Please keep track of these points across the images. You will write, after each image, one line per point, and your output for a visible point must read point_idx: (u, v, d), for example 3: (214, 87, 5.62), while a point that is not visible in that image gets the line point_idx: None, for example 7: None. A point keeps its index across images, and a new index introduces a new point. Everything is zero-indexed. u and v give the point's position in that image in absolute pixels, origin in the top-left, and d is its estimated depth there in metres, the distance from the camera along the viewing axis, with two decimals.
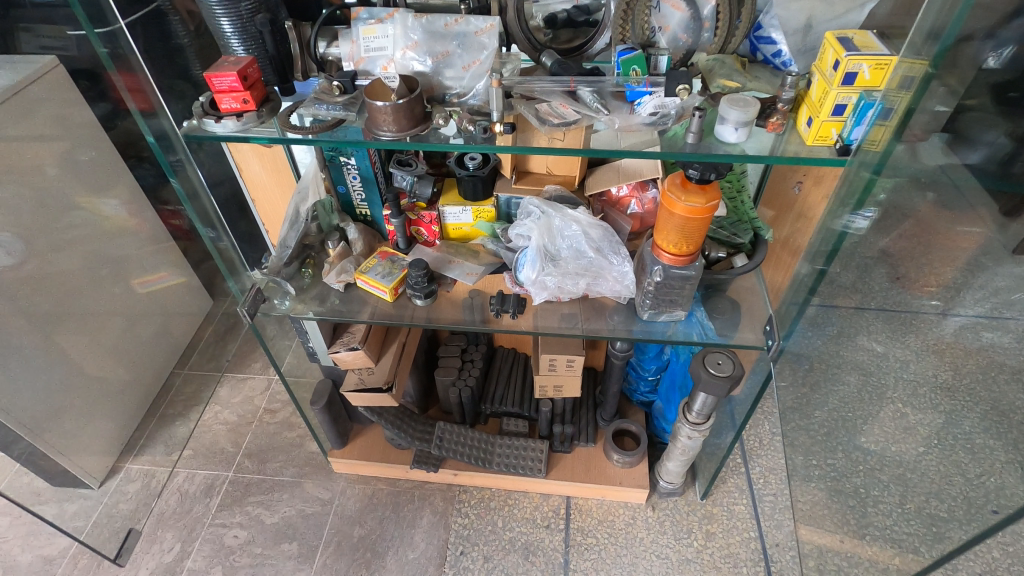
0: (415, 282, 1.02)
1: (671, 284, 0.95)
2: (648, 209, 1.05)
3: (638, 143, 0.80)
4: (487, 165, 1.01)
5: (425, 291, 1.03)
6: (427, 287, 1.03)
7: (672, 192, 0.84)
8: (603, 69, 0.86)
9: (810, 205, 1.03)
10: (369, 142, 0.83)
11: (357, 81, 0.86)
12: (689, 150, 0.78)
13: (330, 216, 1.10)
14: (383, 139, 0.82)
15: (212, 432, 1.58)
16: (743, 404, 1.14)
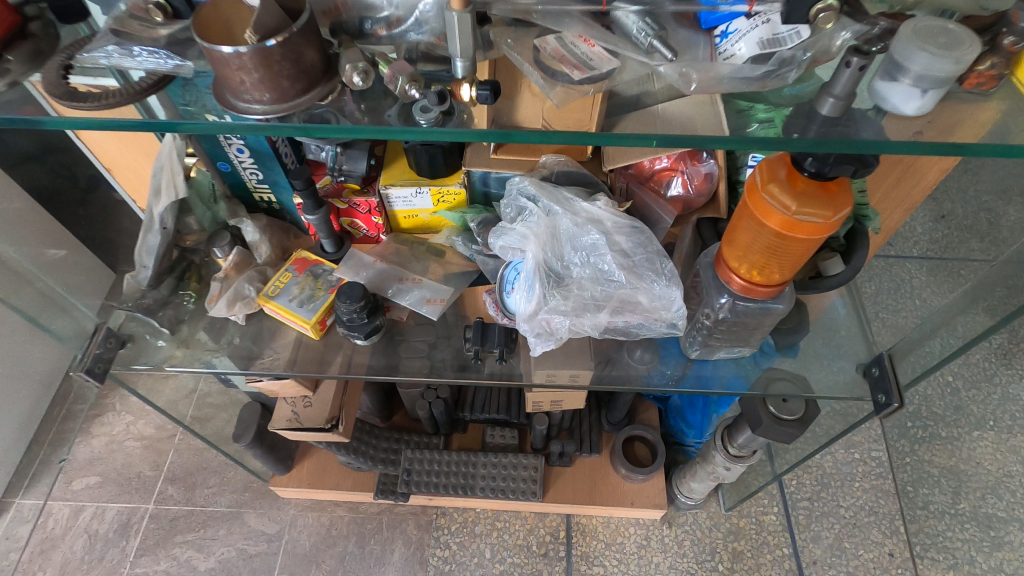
0: (345, 317, 0.67)
1: (741, 321, 0.62)
2: (698, 190, 0.69)
3: (707, 118, 0.46)
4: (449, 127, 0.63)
5: (362, 328, 0.68)
6: (364, 324, 0.68)
7: (770, 194, 0.49)
8: None
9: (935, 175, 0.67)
10: (226, 122, 0.45)
11: None
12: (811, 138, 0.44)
13: (215, 204, 0.72)
14: (252, 119, 0.44)
15: (125, 452, 1.27)
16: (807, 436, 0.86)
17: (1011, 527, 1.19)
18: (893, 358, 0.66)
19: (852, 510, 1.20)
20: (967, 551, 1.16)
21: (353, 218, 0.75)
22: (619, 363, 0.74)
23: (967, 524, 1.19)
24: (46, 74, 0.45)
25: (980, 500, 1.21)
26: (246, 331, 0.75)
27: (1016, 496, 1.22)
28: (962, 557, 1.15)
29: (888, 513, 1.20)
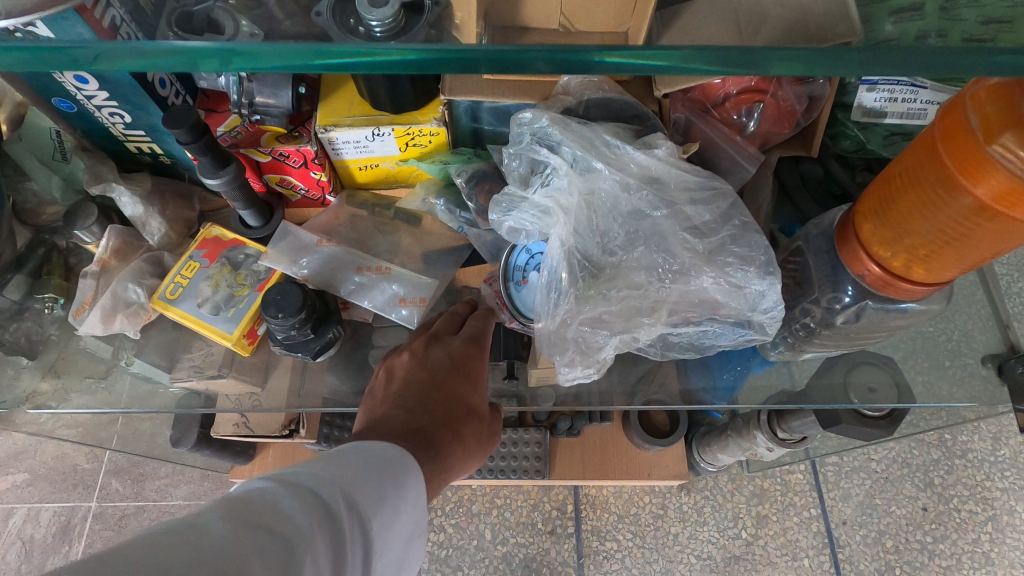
0: (279, 331, 0.46)
1: (863, 322, 0.43)
2: (789, 122, 0.47)
3: None
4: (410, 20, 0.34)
5: (303, 344, 0.48)
6: (304, 339, 0.47)
7: (995, 149, 0.28)
8: None
9: None
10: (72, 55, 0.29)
11: None
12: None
13: (66, 163, 0.48)
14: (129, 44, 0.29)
15: (54, 443, 1.07)
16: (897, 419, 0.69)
17: None
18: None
19: (883, 463, 1.09)
20: (1006, 501, 1.06)
21: (284, 174, 0.51)
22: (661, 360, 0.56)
23: (1007, 472, 1.08)
24: None
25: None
26: (148, 343, 0.53)
27: None
28: (1001, 507, 1.06)
29: (922, 465, 1.08)
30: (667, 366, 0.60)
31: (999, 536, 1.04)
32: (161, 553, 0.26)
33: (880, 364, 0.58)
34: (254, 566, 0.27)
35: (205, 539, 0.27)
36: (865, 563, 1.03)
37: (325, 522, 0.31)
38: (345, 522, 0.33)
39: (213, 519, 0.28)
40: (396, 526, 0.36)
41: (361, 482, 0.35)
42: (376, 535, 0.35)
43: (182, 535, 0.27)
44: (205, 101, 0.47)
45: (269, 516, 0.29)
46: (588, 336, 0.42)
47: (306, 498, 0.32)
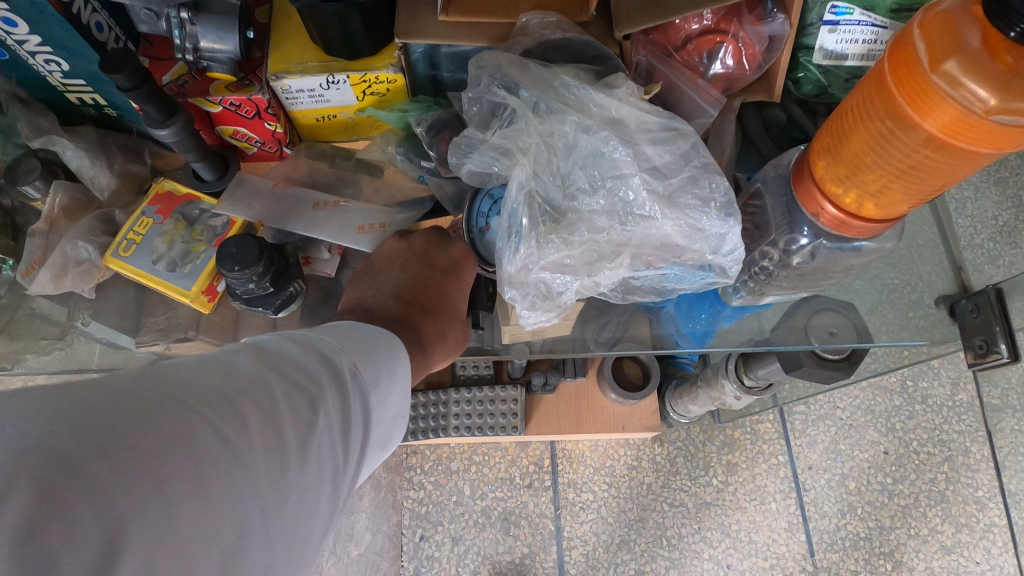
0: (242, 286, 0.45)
1: (821, 262, 0.44)
2: (749, 64, 0.46)
3: None
4: None
5: (267, 297, 0.47)
6: (267, 293, 0.46)
7: (938, 78, 0.28)
8: None
9: None
10: None
11: None
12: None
13: (3, 115, 0.45)
14: None
15: None
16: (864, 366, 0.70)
17: None
18: (1003, 294, 0.51)
19: (847, 411, 1.13)
20: (962, 442, 1.11)
21: (238, 127, 0.49)
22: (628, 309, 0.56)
23: (964, 415, 1.13)
24: None
25: None
26: (105, 304, 0.52)
27: None
28: (958, 449, 1.11)
29: (884, 411, 1.13)
30: (632, 313, 0.61)
31: (956, 475, 1.09)
32: (203, 374, 0.30)
33: (841, 310, 0.60)
34: (278, 404, 0.31)
35: (234, 374, 0.31)
36: (829, 505, 1.07)
37: (332, 381, 0.34)
38: (350, 391, 0.35)
39: (243, 361, 0.32)
40: (393, 402, 0.39)
41: (368, 356, 0.37)
42: (375, 407, 0.37)
43: (211, 368, 0.30)
44: (148, 48, 0.45)
45: (287, 367, 0.33)
46: (551, 279, 0.42)
47: (320, 358, 0.35)
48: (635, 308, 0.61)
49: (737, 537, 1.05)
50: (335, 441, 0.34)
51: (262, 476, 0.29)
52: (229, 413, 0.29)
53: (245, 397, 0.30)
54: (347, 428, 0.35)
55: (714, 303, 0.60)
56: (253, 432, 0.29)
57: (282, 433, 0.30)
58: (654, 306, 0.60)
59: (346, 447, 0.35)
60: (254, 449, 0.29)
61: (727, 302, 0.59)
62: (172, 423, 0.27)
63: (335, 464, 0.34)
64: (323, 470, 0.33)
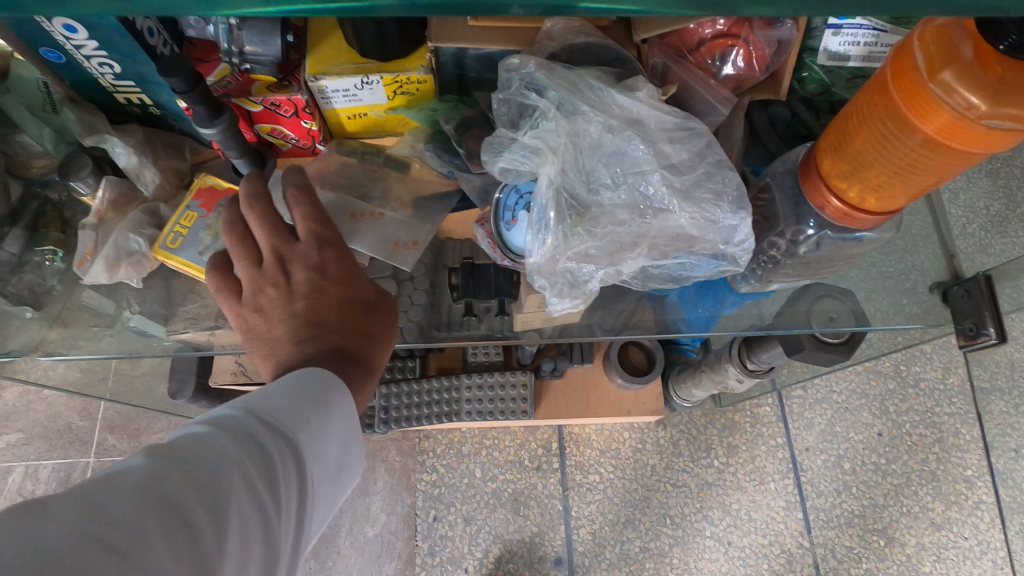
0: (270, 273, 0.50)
1: (823, 252, 0.48)
2: (757, 66, 0.49)
3: None
4: None
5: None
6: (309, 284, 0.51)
7: (936, 86, 0.31)
8: None
9: None
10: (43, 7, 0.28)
11: None
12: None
13: (57, 115, 0.48)
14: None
15: (47, 403, 1.09)
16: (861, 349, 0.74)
17: None
18: (992, 280, 0.55)
19: (843, 394, 1.18)
20: (952, 424, 1.16)
21: (275, 124, 0.52)
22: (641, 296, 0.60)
23: (955, 398, 1.17)
24: None
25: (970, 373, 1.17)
26: (149, 295, 0.55)
27: None
28: (948, 431, 1.15)
29: (879, 395, 1.17)
30: (643, 300, 0.64)
31: (946, 456, 1.14)
32: (105, 489, 0.30)
33: (840, 296, 0.64)
34: (189, 501, 0.31)
35: (136, 480, 0.30)
36: (825, 484, 1.12)
37: (250, 453, 0.35)
38: (275, 448, 0.36)
39: (143, 462, 0.31)
40: (330, 447, 0.40)
41: (284, 408, 0.38)
42: (307, 457, 0.38)
43: (114, 479, 0.30)
44: (192, 50, 0.48)
45: (195, 456, 0.33)
46: (576, 268, 0.46)
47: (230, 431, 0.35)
48: (646, 296, 0.64)
49: (737, 515, 1.09)
50: (264, 510, 0.34)
51: (181, 570, 0.30)
52: (137, 527, 0.29)
53: (148, 505, 0.30)
54: (274, 483, 0.36)
55: (721, 291, 0.64)
56: (161, 541, 0.29)
57: (196, 523, 0.31)
58: (664, 294, 0.64)
59: (276, 501, 0.35)
60: (165, 547, 0.29)
61: (733, 289, 0.63)
62: (68, 555, 0.27)
63: (269, 528, 0.35)
64: (254, 540, 0.34)
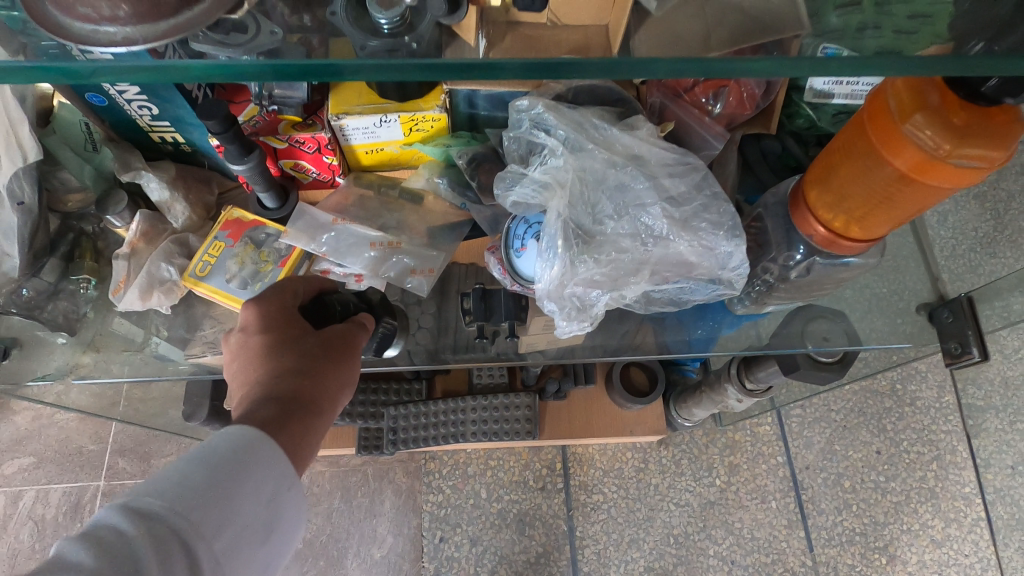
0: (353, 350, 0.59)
1: (813, 276, 0.51)
2: (750, 103, 0.53)
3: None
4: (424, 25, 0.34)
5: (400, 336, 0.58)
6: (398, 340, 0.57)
7: (908, 127, 0.35)
8: None
9: None
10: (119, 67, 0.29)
11: None
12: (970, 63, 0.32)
13: (96, 153, 0.52)
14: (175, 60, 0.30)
15: (58, 427, 1.10)
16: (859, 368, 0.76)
17: None
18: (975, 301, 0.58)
19: (841, 413, 1.20)
20: (948, 441, 1.18)
21: (298, 160, 0.56)
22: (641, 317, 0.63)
23: (949, 416, 1.20)
24: None
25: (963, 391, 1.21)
26: (176, 321, 0.58)
27: None
28: (945, 448, 1.18)
29: (876, 413, 1.20)
30: (643, 321, 0.67)
31: (942, 473, 1.16)
32: None
33: (837, 316, 0.66)
34: None
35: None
36: (826, 502, 1.13)
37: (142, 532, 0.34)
38: (169, 523, 0.35)
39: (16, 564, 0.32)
40: (248, 511, 0.38)
41: (183, 476, 0.37)
42: (217, 526, 0.37)
43: None
44: (224, 93, 0.51)
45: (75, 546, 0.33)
46: (584, 294, 0.48)
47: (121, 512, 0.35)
48: (647, 318, 0.67)
49: (740, 534, 1.10)
50: None
51: None
52: None
53: None
54: (171, 559, 0.34)
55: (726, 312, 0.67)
56: None
57: None
58: (662, 317, 0.67)
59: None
60: None
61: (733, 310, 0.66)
62: None
63: None
64: None
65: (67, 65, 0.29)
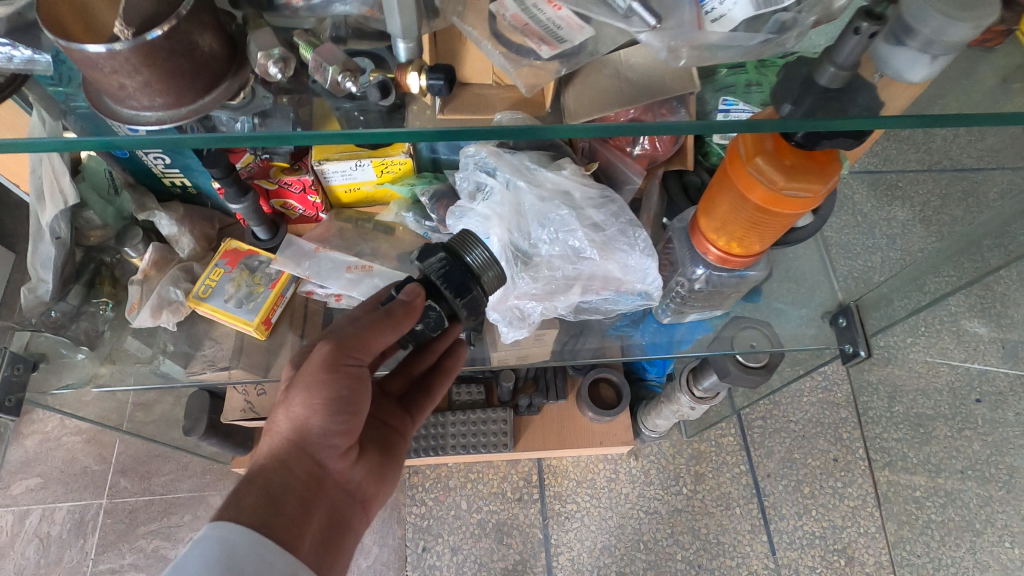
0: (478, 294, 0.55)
1: (717, 287, 0.61)
2: (666, 145, 0.63)
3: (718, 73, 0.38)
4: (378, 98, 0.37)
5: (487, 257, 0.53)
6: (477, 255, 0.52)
7: (751, 167, 0.45)
8: None
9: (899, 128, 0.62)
10: (155, 138, 0.36)
11: None
12: (846, 121, 0.38)
13: (117, 196, 0.62)
14: (200, 134, 0.36)
15: (64, 449, 1.18)
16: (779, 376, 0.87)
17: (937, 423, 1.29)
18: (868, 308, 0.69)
19: (800, 423, 1.28)
20: (899, 448, 1.27)
21: (286, 199, 0.65)
22: (586, 328, 0.72)
23: (901, 425, 1.29)
24: None
25: (913, 401, 1.30)
26: (180, 336, 0.66)
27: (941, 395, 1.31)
28: (896, 454, 1.27)
29: (832, 423, 1.28)
30: (604, 338, 0.74)
31: (895, 477, 1.25)
32: None
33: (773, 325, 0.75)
34: None
35: None
36: (787, 508, 1.21)
37: None
38: None
39: None
40: None
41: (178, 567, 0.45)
42: None
43: None
44: None
45: None
46: (523, 303, 0.60)
47: None
48: (609, 333, 0.74)
49: (707, 539, 1.17)
50: None
51: None
52: None
53: None
54: None
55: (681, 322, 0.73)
56: None
57: None
58: (625, 333, 0.73)
59: None
60: None
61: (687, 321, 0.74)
62: None
63: None
64: None
65: (98, 134, 0.37)
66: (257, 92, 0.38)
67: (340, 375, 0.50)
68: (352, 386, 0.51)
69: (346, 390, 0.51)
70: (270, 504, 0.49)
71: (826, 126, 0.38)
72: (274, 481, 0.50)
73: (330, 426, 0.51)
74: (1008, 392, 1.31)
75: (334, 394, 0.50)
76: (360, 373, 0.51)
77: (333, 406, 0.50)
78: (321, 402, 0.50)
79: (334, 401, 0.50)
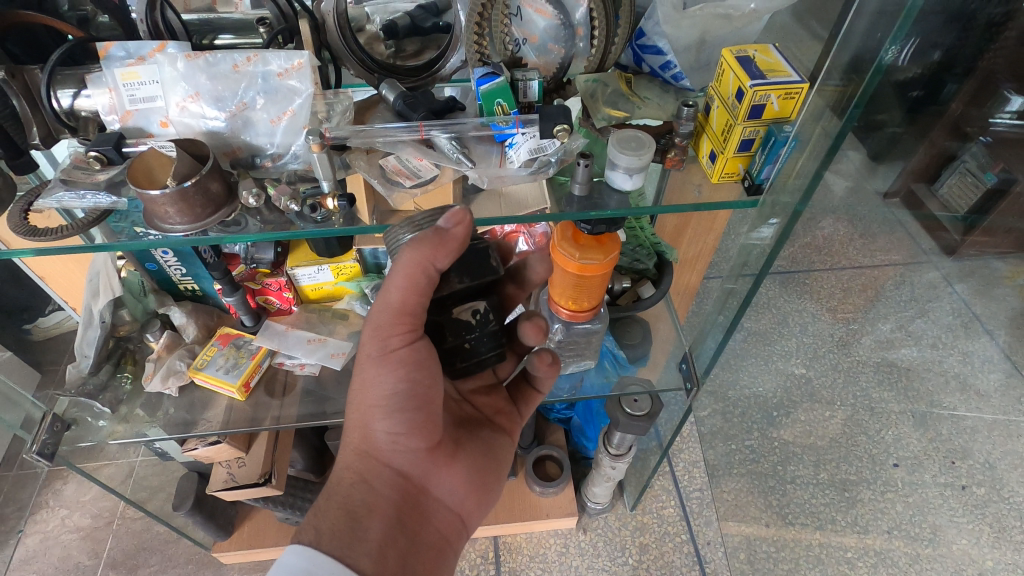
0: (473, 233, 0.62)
1: (574, 339, 0.86)
2: (540, 244, 0.89)
3: (518, 196, 0.66)
4: (319, 210, 0.63)
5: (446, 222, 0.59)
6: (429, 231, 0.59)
7: (562, 246, 0.70)
8: (461, 119, 0.63)
9: (697, 223, 0.88)
10: (170, 238, 0.62)
11: (108, 124, 0.62)
12: (598, 210, 0.64)
13: (145, 297, 0.87)
14: (189, 233, 0.61)
15: (62, 545, 1.30)
16: (663, 429, 1.06)
17: (861, 487, 1.40)
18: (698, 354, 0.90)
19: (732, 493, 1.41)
20: (828, 512, 1.38)
21: (268, 295, 0.88)
22: None
23: (827, 490, 1.41)
24: (10, 213, 0.62)
25: (836, 467, 1.43)
26: (180, 402, 0.87)
27: (862, 461, 1.43)
28: (825, 518, 1.37)
29: (762, 490, 1.43)
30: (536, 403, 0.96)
31: (827, 539, 1.35)
32: None
33: (649, 381, 0.96)
34: None
35: None
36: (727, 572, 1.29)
37: None
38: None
39: None
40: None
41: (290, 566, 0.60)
42: None
43: None
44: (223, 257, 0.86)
45: None
46: None
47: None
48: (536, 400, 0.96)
49: None
50: None
51: None
52: None
53: None
54: None
55: (585, 385, 0.96)
56: None
57: None
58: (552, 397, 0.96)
59: None
60: None
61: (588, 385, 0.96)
62: None
63: None
64: None
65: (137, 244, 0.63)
66: (243, 213, 0.64)
67: (398, 370, 0.60)
68: (411, 378, 0.61)
69: (406, 380, 0.61)
70: (355, 520, 0.62)
71: (585, 215, 0.64)
72: (356, 490, 0.64)
73: (395, 424, 0.63)
74: (923, 455, 1.42)
75: (392, 385, 0.61)
76: (405, 354, 0.60)
77: (394, 400, 0.62)
78: (383, 402, 0.62)
79: (392, 393, 0.61)
